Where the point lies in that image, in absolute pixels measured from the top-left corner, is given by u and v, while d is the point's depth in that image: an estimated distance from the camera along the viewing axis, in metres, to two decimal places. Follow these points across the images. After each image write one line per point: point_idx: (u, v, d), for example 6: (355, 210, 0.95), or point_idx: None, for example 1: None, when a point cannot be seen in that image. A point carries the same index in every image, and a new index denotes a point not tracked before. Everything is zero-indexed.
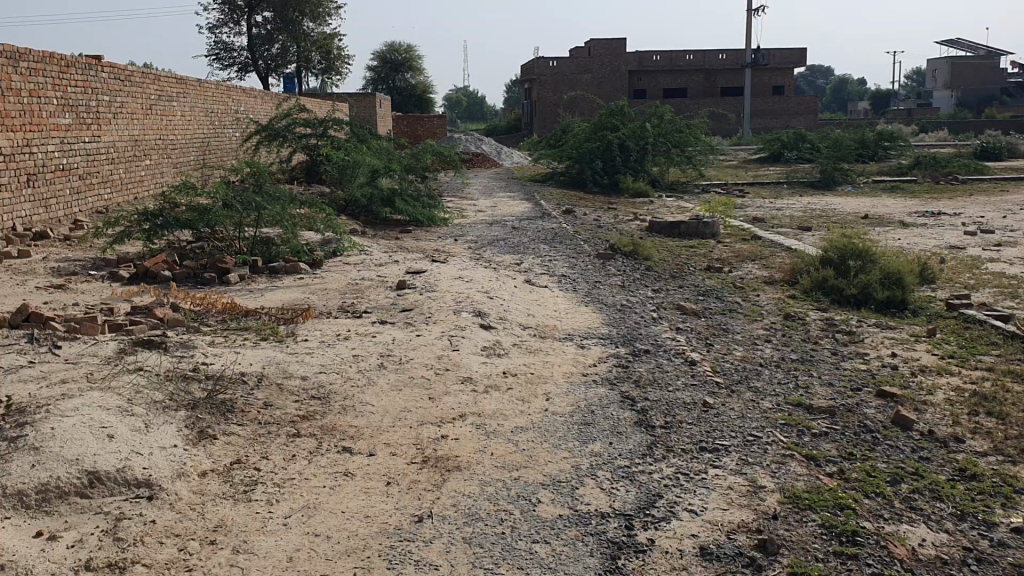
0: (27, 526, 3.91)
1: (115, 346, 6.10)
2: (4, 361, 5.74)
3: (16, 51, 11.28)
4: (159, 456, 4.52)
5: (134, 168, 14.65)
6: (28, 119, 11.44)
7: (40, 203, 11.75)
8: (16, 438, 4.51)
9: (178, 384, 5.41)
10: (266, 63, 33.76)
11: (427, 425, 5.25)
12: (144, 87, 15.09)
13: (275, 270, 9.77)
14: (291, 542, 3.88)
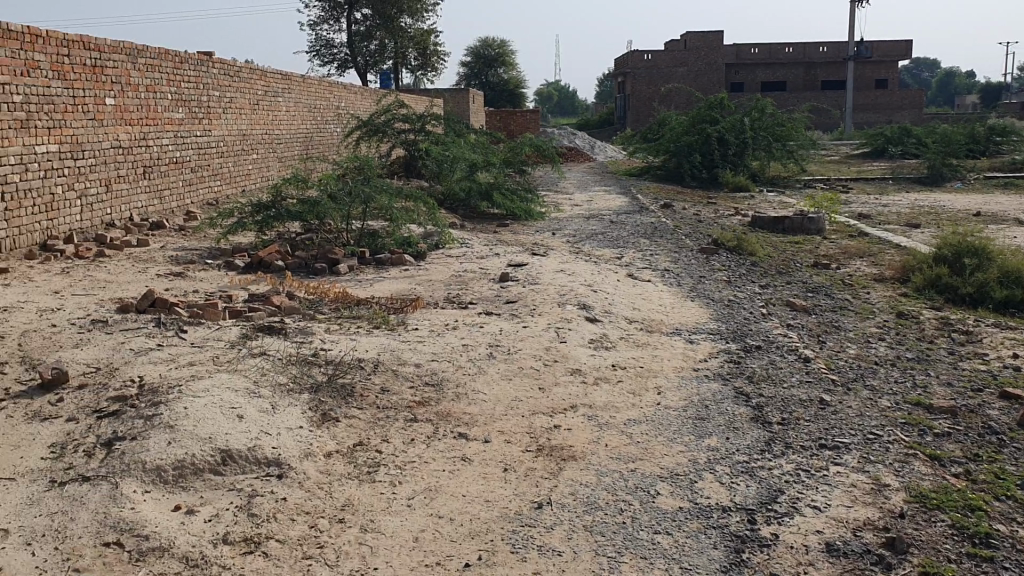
0: (166, 500, 4.10)
1: (238, 332, 6.34)
2: (136, 344, 6.03)
3: (136, 47, 11.74)
4: (287, 437, 4.69)
5: (241, 161, 15.12)
6: (145, 113, 11.92)
7: (157, 194, 12.25)
8: (152, 416, 4.73)
9: (300, 368, 5.61)
10: (365, 59, 34.42)
11: (539, 414, 5.31)
12: (252, 83, 15.55)
13: (381, 260, 9.99)
14: (417, 523, 3.99)
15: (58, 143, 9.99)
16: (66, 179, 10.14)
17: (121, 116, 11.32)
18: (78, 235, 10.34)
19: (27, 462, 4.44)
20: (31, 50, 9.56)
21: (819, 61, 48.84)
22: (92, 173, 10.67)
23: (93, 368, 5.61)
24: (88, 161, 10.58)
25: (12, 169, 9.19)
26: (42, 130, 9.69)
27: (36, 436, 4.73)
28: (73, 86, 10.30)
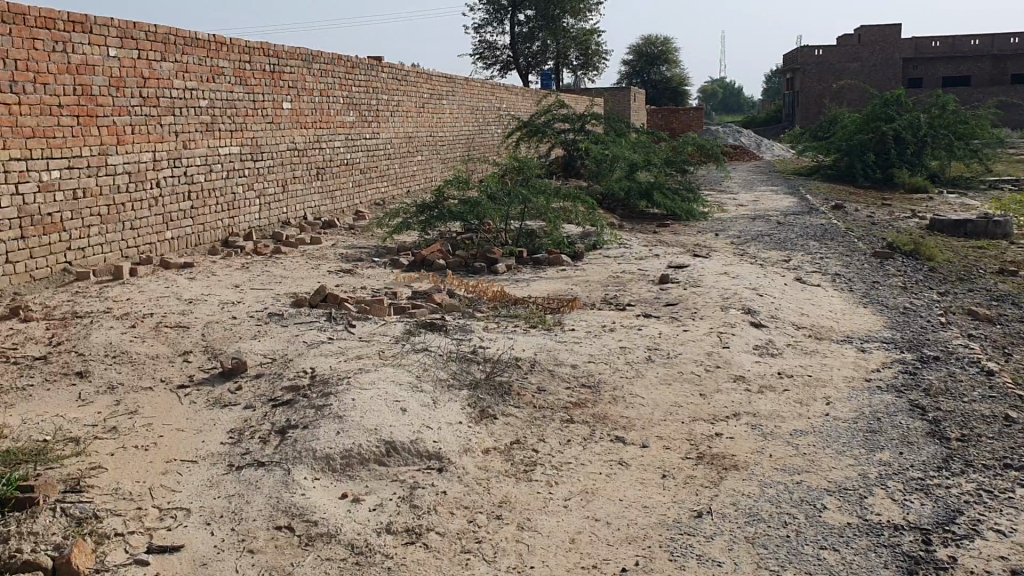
0: (334, 487, 4.27)
1: (402, 327, 6.54)
2: (307, 337, 6.32)
3: (311, 53, 12.23)
4: (447, 431, 4.79)
5: (407, 163, 15.60)
6: (319, 117, 12.45)
7: (328, 195, 12.85)
8: (321, 407, 4.94)
9: (460, 364, 5.72)
10: (527, 60, 35.05)
11: (700, 421, 5.19)
12: (419, 86, 15.99)
13: (539, 260, 10.06)
14: (573, 524, 3.98)
15: (240, 146, 10.60)
16: (246, 179, 10.76)
17: (296, 119, 11.87)
18: (257, 233, 10.97)
19: (209, 446, 4.73)
20: (216, 57, 10.13)
21: (1010, 52, 45.28)
22: (270, 174, 11.29)
23: (269, 359, 5.92)
24: (266, 163, 11.18)
25: (198, 170, 9.84)
26: (225, 133, 10.29)
27: (218, 421, 5.04)
28: (253, 91, 10.86)
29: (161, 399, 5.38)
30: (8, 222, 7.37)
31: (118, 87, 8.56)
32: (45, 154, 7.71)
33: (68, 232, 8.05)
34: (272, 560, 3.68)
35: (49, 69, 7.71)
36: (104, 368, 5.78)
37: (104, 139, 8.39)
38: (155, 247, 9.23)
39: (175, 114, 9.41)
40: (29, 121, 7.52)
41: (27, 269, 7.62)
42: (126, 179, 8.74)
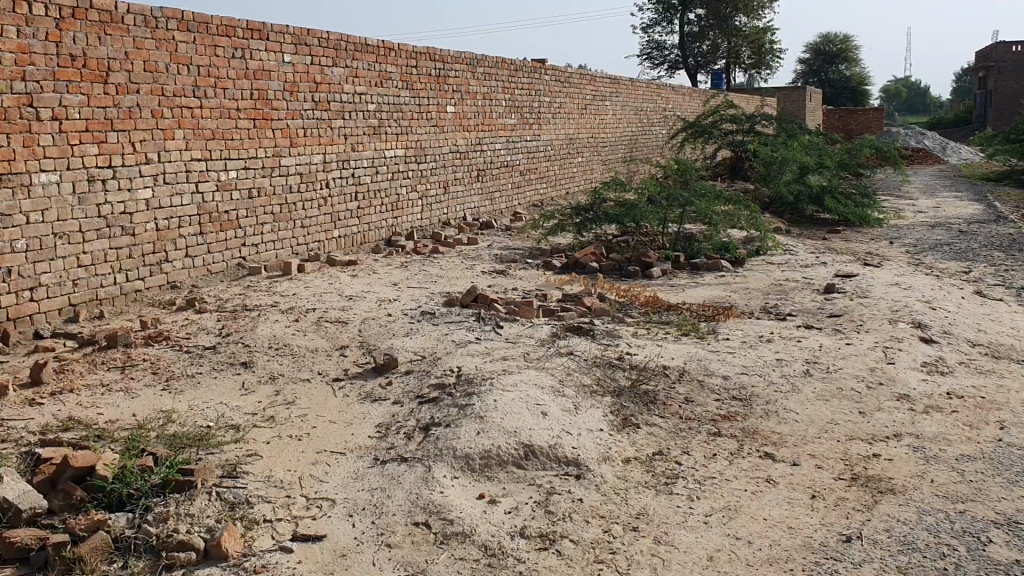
0: (472, 487, 4.30)
1: (550, 331, 6.55)
2: (457, 336, 6.42)
3: (477, 56, 12.36)
4: (587, 438, 4.75)
5: (567, 165, 15.65)
6: (481, 120, 12.61)
7: (488, 196, 13.08)
8: (464, 406, 4.99)
9: (605, 370, 5.66)
10: (696, 60, 34.52)
11: (857, 441, 4.92)
12: (582, 88, 15.97)
13: (697, 265, 9.83)
14: (713, 541, 3.85)
15: (405, 148, 10.90)
16: (409, 181, 11.08)
17: (460, 122, 12.08)
18: (418, 232, 11.30)
19: (357, 439, 4.88)
20: (385, 62, 10.40)
21: None
22: (433, 176, 11.60)
23: (418, 356, 6.05)
24: (429, 165, 11.47)
25: (365, 171, 10.20)
26: (391, 135, 10.59)
27: (367, 415, 5.19)
28: (420, 95, 11.10)
29: (316, 391, 5.59)
30: (189, 219, 7.87)
31: (292, 91, 8.96)
32: (224, 154, 8.18)
33: (243, 229, 8.53)
34: (407, 555, 3.74)
35: (229, 74, 8.15)
36: (266, 359, 6.06)
37: (278, 141, 8.82)
38: (323, 245, 9.65)
39: (344, 118, 9.76)
40: (210, 123, 7.98)
41: (205, 262, 8.12)
42: (297, 180, 9.16)
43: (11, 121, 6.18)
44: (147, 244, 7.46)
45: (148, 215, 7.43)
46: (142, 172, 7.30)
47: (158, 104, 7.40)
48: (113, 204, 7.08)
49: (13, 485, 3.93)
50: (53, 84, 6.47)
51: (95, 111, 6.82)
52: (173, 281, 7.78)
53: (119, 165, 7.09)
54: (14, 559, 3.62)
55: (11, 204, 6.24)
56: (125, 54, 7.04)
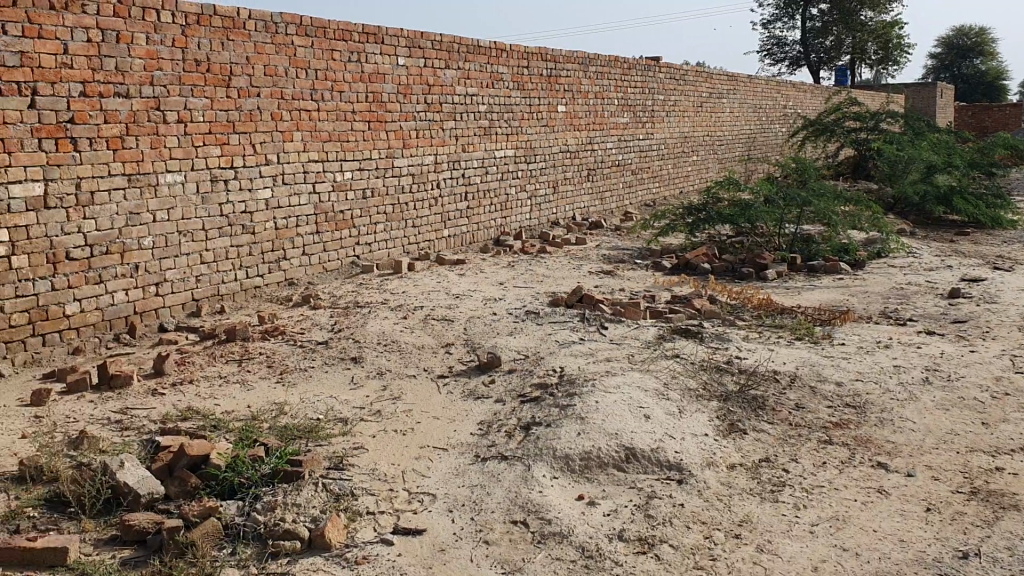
0: (571, 488, 4.29)
1: (656, 332, 6.47)
2: (562, 336, 6.42)
3: (589, 56, 12.29)
4: (691, 442, 4.68)
5: (680, 164, 15.47)
6: (593, 119, 12.56)
7: (598, 196, 13.05)
8: (566, 407, 4.99)
9: (711, 374, 5.56)
10: (818, 56, 33.60)
11: (979, 453, 4.67)
12: (698, 86, 15.71)
13: (813, 267, 9.53)
14: (818, 551, 3.73)
15: (515, 148, 10.96)
16: (519, 180, 11.15)
17: (571, 122, 12.05)
18: (526, 232, 11.37)
19: (459, 436, 4.93)
20: (497, 63, 10.45)
21: None
22: (543, 175, 11.64)
23: (522, 355, 6.07)
24: (539, 165, 11.51)
25: (475, 171, 10.32)
26: (501, 136, 10.67)
27: (470, 412, 5.25)
28: (531, 95, 11.11)
29: (422, 387, 5.69)
30: (306, 218, 8.12)
31: (406, 93, 9.10)
32: (340, 156, 8.39)
33: (357, 228, 8.75)
34: (504, 553, 3.76)
35: (345, 77, 8.35)
36: (375, 355, 6.20)
37: (392, 143, 8.99)
38: (433, 244, 9.82)
39: (456, 119, 9.87)
40: (327, 126, 8.20)
41: (321, 260, 8.36)
42: (409, 180, 9.33)
43: (140, 124, 6.50)
44: (266, 242, 7.74)
45: (267, 214, 7.70)
46: (261, 173, 7.57)
47: (277, 107, 7.66)
48: (234, 204, 7.36)
49: (133, 471, 4.14)
50: (179, 88, 6.77)
51: (217, 114, 7.11)
52: (290, 278, 8.04)
53: (240, 166, 7.37)
54: (133, 541, 3.81)
55: (139, 203, 6.57)
56: (246, 59, 7.31)
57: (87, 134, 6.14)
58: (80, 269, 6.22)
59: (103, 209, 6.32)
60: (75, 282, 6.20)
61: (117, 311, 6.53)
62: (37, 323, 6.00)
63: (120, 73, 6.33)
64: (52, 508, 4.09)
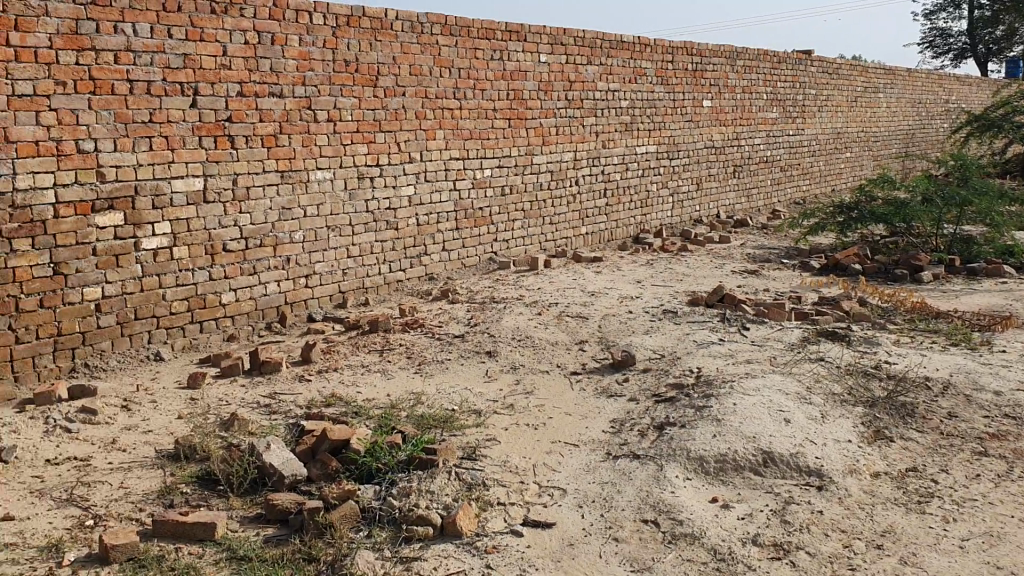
0: (705, 490, 4.21)
1: (800, 334, 6.27)
2: (699, 336, 6.30)
3: (736, 49, 12.00)
4: (832, 449, 4.50)
5: (832, 161, 14.93)
6: (740, 114, 12.26)
7: (744, 193, 12.75)
8: (702, 407, 4.90)
9: (857, 379, 5.33)
10: (986, 47, 31.74)
11: None
12: (852, 79, 15.09)
13: (973, 270, 9.00)
14: (968, 568, 3.52)
15: (657, 144, 10.84)
16: (660, 177, 11.03)
17: (717, 118, 11.81)
18: (667, 229, 11.24)
19: (591, 432, 4.92)
20: (641, 58, 10.35)
21: None
22: (685, 172, 11.47)
23: (658, 354, 6.00)
24: (682, 161, 11.34)
25: (615, 168, 10.27)
26: (643, 132, 10.57)
27: (603, 410, 5.23)
28: (675, 90, 10.95)
29: (556, 383, 5.71)
30: (446, 214, 8.28)
31: (547, 90, 9.14)
32: (481, 153, 8.52)
33: (496, 225, 8.86)
34: (633, 551, 3.73)
35: (488, 75, 8.46)
36: (510, 349, 6.26)
37: (532, 140, 9.06)
38: (571, 241, 9.85)
39: (597, 115, 9.84)
40: (469, 124, 8.33)
41: (460, 256, 8.52)
42: (549, 177, 9.38)
43: (293, 123, 6.79)
44: (408, 238, 7.95)
45: (410, 211, 7.90)
46: (405, 170, 7.78)
47: (421, 106, 7.84)
48: (379, 200, 7.60)
49: (279, 453, 4.34)
50: (329, 88, 7.03)
51: (365, 113, 7.34)
52: (431, 273, 8.23)
53: (385, 163, 7.59)
54: (276, 520, 4.00)
55: (290, 199, 6.87)
56: (393, 59, 7.52)
57: (243, 132, 6.46)
58: (235, 261, 6.57)
59: (257, 204, 6.64)
60: (230, 272, 6.55)
61: (269, 301, 6.86)
62: (195, 311, 6.37)
63: (275, 74, 6.63)
64: (204, 484, 4.35)
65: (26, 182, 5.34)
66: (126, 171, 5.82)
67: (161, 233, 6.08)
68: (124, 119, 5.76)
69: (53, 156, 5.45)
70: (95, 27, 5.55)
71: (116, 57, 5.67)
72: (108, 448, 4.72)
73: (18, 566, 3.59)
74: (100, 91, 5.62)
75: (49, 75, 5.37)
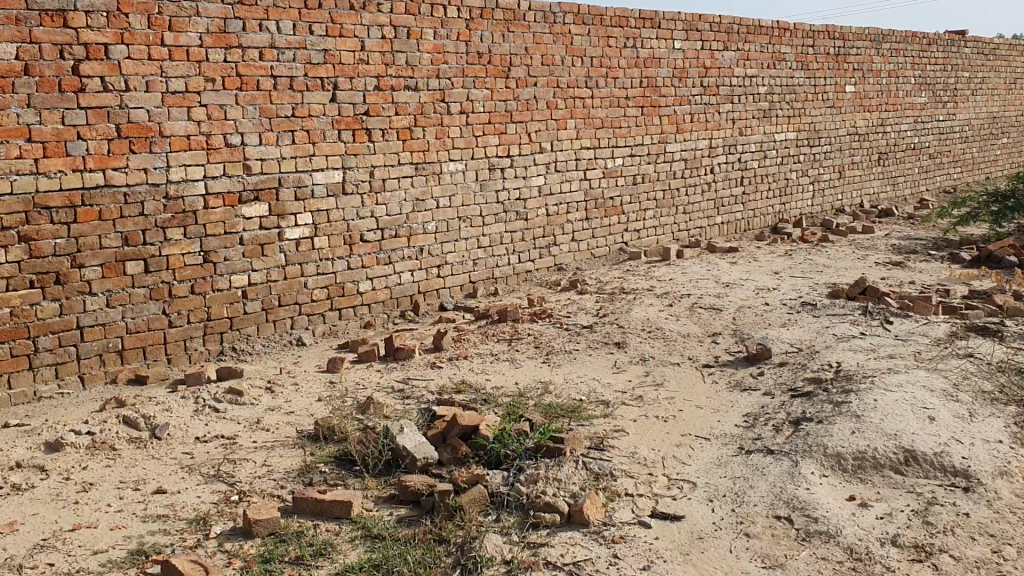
0: (842, 488, 4.07)
1: (947, 329, 5.96)
2: (838, 330, 6.08)
3: (883, 31, 11.48)
4: (981, 449, 4.27)
5: (988, 147, 14.12)
6: (886, 99, 11.74)
7: (889, 181, 12.22)
8: (840, 403, 4.73)
9: (1010, 377, 5.03)
10: None
11: None
12: (1011, 60, 14.20)
13: None
14: None
15: (796, 131, 10.51)
16: (799, 166, 10.70)
17: (861, 103, 11.35)
18: (807, 219, 10.89)
19: (723, 426, 4.84)
20: (780, 42, 10.04)
21: None
22: (826, 160, 11.08)
23: (794, 348, 5.83)
24: (823, 148, 10.96)
25: (752, 156, 10.02)
26: (782, 118, 10.27)
27: (735, 404, 5.12)
28: (816, 75, 10.58)
29: (687, 375, 5.63)
30: (577, 204, 8.29)
31: (682, 77, 8.99)
32: (613, 142, 8.47)
33: (628, 215, 8.81)
34: (765, 548, 3.65)
35: (621, 63, 8.39)
36: (640, 341, 6.21)
37: (665, 128, 8.94)
38: (705, 231, 9.69)
39: (733, 102, 9.62)
40: (600, 112, 8.30)
41: (590, 247, 8.51)
42: (683, 166, 9.24)
43: (427, 115, 6.93)
44: (539, 228, 8.00)
45: (540, 201, 7.95)
46: (536, 160, 7.82)
47: (553, 96, 7.86)
48: (510, 191, 7.67)
49: (411, 436, 4.45)
50: (463, 80, 7.14)
51: (497, 104, 7.42)
52: (562, 264, 8.26)
53: (516, 154, 7.65)
54: (408, 501, 4.11)
55: (424, 190, 7.02)
56: (525, 49, 7.57)
57: (380, 126, 6.64)
58: (371, 251, 6.76)
59: (392, 195, 6.81)
60: (367, 262, 6.75)
61: (403, 291, 7.03)
62: (334, 299, 6.60)
63: (411, 67, 6.79)
64: (341, 465, 4.51)
65: (178, 175, 5.65)
66: (271, 164, 6.08)
67: (303, 223, 6.32)
68: (268, 114, 6.02)
69: (204, 150, 5.75)
70: (241, 25, 5.81)
71: (260, 55, 5.93)
72: (252, 428, 4.96)
73: (170, 537, 3.83)
74: (246, 87, 5.89)
75: (200, 73, 5.66)
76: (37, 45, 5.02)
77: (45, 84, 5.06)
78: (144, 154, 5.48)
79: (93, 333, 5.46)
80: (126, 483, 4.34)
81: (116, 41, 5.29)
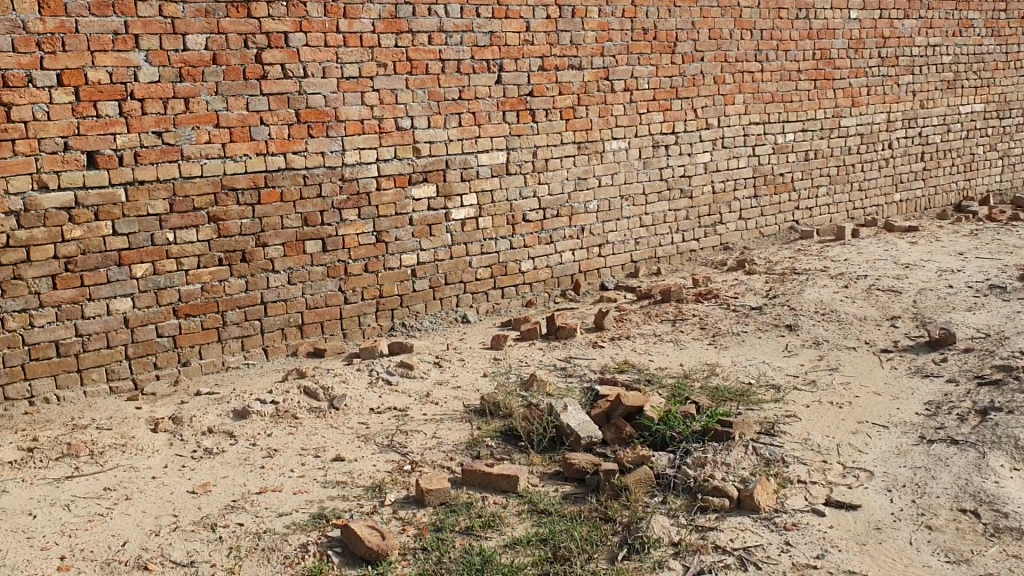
0: None
1: None
2: None
3: None
4: None
5: None
6: None
7: None
8: None
9: None
10: None
11: None
12: None
13: None
14: None
15: (984, 103, 9.84)
16: (987, 139, 10.02)
17: None
18: (995, 195, 10.20)
19: (902, 414, 4.61)
20: (968, 8, 9.40)
21: None
22: (1017, 132, 10.33)
23: (982, 333, 5.49)
24: (1014, 120, 10.22)
25: (934, 130, 9.46)
26: (968, 89, 9.64)
27: (916, 391, 4.88)
28: (1008, 41, 9.84)
29: (863, 360, 5.41)
30: (744, 181, 8.07)
31: (858, 48, 8.58)
32: (783, 117, 8.19)
33: (798, 192, 8.50)
34: (948, 542, 3.48)
35: (792, 35, 8.08)
36: (812, 323, 6.01)
37: (840, 102, 8.56)
38: (882, 209, 9.23)
39: (914, 73, 9.10)
40: (770, 87, 8.03)
41: (758, 225, 8.27)
42: (858, 141, 8.83)
43: (591, 94, 6.91)
44: (704, 207, 7.84)
45: (705, 178, 7.79)
46: (702, 137, 7.66)
47: (721, 71, 7.66)
48: (674, 168, 7.55)
49: (575, 414, 4.47)
50: (627, 57, 7.07)
51: (662, 80, 7.31)
52: (727, 243, 8.07)
53: (680, 131, 7.52)
54: (573, 479, 4.14)
55: (587, 169, 7.02)
56: (693, 24, 7.41)
57: (544, 106, 6.67)
58: (534, 230, 6.83)
59: (555, 174, 6.85)
60: (530, 242, 6.82)
61: (566, 270, 7.07)
62: (498, 278, 6.71)
63: (575, 46, 6.77)
64: (507, 440, 4.59)
65: (353, 158, 5.88)
66: (439, 146, 6.22)
67: (468, 204, 6.44)
68: (436, 97, 6.16)
69: (377, 133, 5.95)
70: (412, 11, 5.96)
71: (429, 39, 6.07)
72: (422, 401, 5.12)
73: (348, 503, 4.01)
74: (415, 71, 6.04)
75: (372, 58, 5.85)
76: (224, 35, 5.31)
77: (231, 72, 5.36)
78: (321, 138, 5.73)
79: (275, 308, 5.77)
80: (307, 451, 4.57)
81: (295, 29, 5.53)
